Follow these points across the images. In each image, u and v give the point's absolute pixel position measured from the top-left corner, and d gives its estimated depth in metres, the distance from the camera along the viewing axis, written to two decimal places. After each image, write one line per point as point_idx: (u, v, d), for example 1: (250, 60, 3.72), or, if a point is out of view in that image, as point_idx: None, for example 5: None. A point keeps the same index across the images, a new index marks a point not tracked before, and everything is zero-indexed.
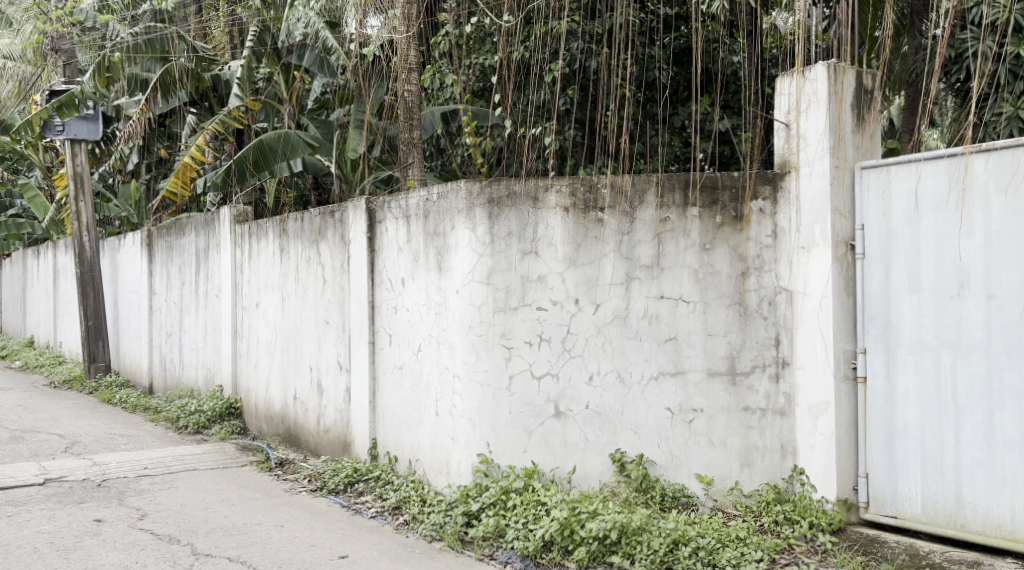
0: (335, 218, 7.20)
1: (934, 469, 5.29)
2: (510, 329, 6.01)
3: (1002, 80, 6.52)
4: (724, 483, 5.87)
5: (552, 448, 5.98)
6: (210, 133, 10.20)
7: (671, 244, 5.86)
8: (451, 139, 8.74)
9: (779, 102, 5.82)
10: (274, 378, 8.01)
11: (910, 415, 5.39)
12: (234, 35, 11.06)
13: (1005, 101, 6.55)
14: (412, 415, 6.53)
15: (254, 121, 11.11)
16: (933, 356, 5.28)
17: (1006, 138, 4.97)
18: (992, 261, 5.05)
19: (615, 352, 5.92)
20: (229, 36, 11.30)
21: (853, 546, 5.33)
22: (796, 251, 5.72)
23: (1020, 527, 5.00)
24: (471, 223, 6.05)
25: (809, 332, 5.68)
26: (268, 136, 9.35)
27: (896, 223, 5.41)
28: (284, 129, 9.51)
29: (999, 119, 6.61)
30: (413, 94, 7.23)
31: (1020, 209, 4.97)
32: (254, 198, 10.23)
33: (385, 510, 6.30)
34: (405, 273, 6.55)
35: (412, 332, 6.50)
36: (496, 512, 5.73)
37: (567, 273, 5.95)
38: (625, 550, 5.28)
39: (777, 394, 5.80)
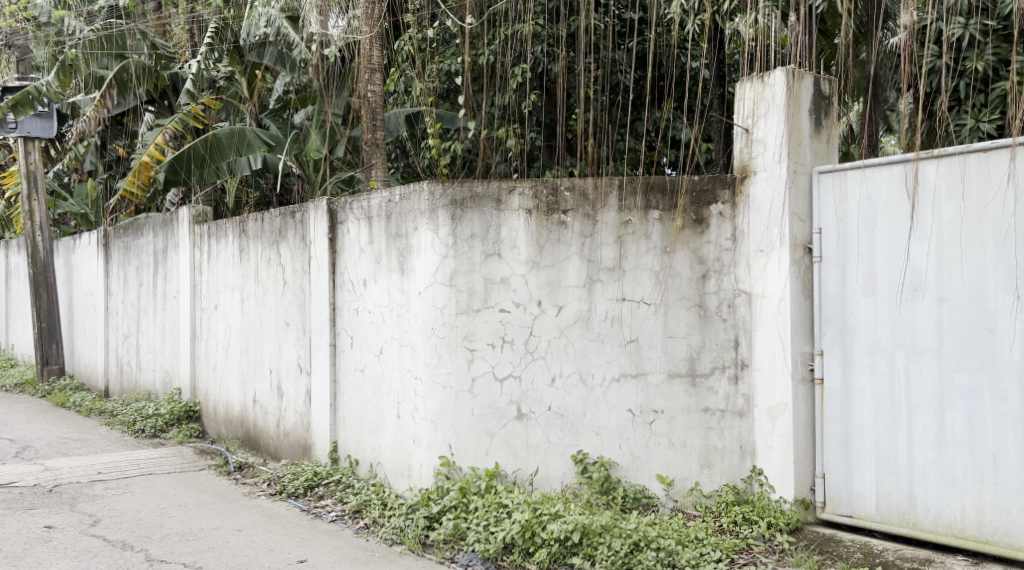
0: (296, 219, 7.15)
1: (888, 469, 5.40)
2: (473, 330, 6.01)
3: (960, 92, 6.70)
4: (684, 483, 5.93)
5: (514, 450, 6.00)
6: (170, 132, 10.08)
7: (633, 247, 5.93)
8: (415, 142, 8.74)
9: (738, 107, 5.90)
10: (233, 380, 7.94)
11: (866, 416, 5.49)
12: (194, 32, 10.94)
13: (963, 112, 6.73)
14: (373, 418, 6.50)
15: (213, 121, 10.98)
16: (887, 358, 5.39)
17: (956, 145, 5.11)
18: (943, 265, 5.18)
19: (577, 354, 5.96)
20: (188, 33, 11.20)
21: (810, 546, 5.41)
22: (754, 254, 5.81)
23: (969, 525, 5.13)
24: (433, 224, 6.04)
25: (767, 334, 5.75)
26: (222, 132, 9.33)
27: (852, 227, 5.52)
28: (241, 127, 9.50)
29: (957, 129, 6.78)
30: (377, 95, 7.19)
31: (970, 214, 5.11)
32: (214, 199, 10.13)
33: (345, 514, 6.26)
34: (367, 274, 6.53)
35: (373, 333, 6.48)
36: (457, 515, 5.73)
37: (530, 275, 5.98)
38: (586, 551, 5.30)
39: (737, 394, 5.88)
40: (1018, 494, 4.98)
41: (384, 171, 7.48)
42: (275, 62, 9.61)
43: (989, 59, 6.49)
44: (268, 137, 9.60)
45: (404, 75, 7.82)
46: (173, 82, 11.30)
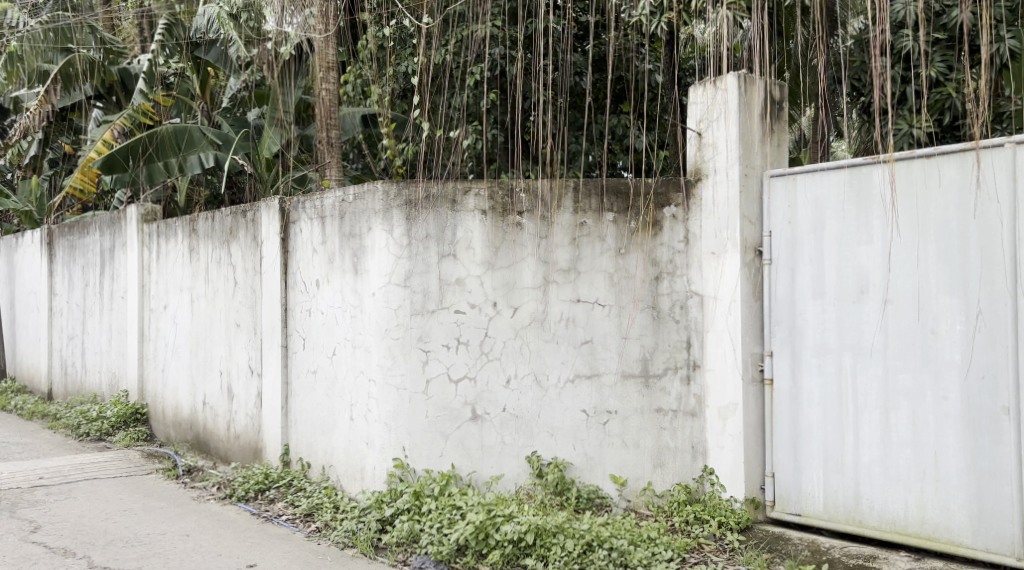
0: (247, 218, 7.08)
1: (835, 468, 5.51)
2: (427, 332, 6.00)
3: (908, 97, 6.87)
4: (637, 483, 5.99)
5: (468, 452, 6.00)
6: (119, 128, 9.84)
7: (588, 248, 5.98)
8: (371, 143, 8.70)
9: (691, 110, 5.99)
10: (182, 381, 7.82)
11: (814, 416, 5.60)
12: (145, 27, 10.80)
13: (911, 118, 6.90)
14: (325, 420, 6.45)
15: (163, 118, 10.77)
16: (835, 358, 5.51)
17: (903, 150, 5.23)
18: (888, 268, 5.31)
19: (532, 355, 5.99)
20: (138, 28, 11.04)
21: (760, 544, 5.50)
22: (706, 257, 5.90)
23: (913, 522, 5.25)
24: (388, 224, 6.03)
25: (719, 336, 5.84)
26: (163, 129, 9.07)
27: (801, 230, 5.63)
28: (187, 125, 9.23)
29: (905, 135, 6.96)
30: (332, 94, 7.12)
31: (914, 217, 5.23)
32: (162, 198, 9.98)
33: (296, 517, 6.20)
34: (319, 274, 6.48)
35: (326, 334, 6.43)
36: (411, 517, 5.70)
37: (485, 275, 5.99)
38: (539, 552, 5.32)
39: (689, 395, 5.96)
40: (958, 490, 5.10)
41: (339, 171, 7.42)
42: (219, 61, 9.63)
43: (937, 66, 6.67)
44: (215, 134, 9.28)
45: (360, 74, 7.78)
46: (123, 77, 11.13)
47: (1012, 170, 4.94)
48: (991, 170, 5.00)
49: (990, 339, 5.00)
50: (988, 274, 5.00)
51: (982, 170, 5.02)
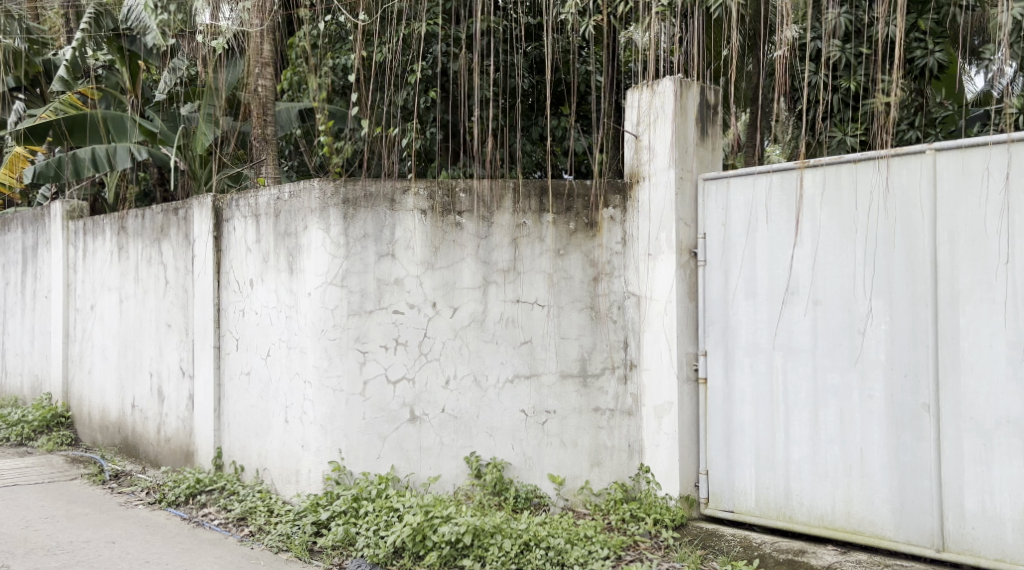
0: (178, 216, 6.94)
1: (767, 465, 5.65)
2: (365, 333, 5.96)
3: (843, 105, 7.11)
4: (574, 483, 6.06)
5: (406, 453, 5.98)
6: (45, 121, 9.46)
7: (528, 250, 6.03)
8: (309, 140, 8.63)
9: (629, 114, 6.08)
10: (109, 384, 7.62)
11: (746, 414, 5.73)
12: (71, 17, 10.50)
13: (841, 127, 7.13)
14: (259, 423, 6.35)
15: None
16: (766, 358, 5.65)
17: (833, 155, 5.38)
18: (817, 270, 5.46)
19: (472, 356, 6.01)
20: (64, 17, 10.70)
21: (693, 541, 5.59)
22: (643, 258, 5.99)
23: (839, 517, 5.40)
24: (324, 224, 5.97)
25: (655, 336, 5.93)
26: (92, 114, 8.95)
27: (735, 232, 5.76)
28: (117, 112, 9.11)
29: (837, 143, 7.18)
30: (268, 90, 7.08)
31: (841, 221, 5.39)
32: (89, 194, 9.76)
33: (228, 522, 6.09)
34: (253, 274, 6.38)
35: (261, 335, 6.33)
36: (347, 520, 5.65)
37: (424, 276, 5.99)
38: (476, 553, 5.31)
39: (626, 394, 6.05)
40: (882, 485, 5.26)
41: (275, 168, 7.25)
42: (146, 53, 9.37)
43: (866, 75, 6.90)
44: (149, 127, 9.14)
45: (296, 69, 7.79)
46: (47, 68, 10.80)
47: (932, 175, 5.10)
48: (913, 176, 5.16)
49: (911, 340, 5.16)
50: (910, 277, 5.16)
51: (905, 175, 5.18)
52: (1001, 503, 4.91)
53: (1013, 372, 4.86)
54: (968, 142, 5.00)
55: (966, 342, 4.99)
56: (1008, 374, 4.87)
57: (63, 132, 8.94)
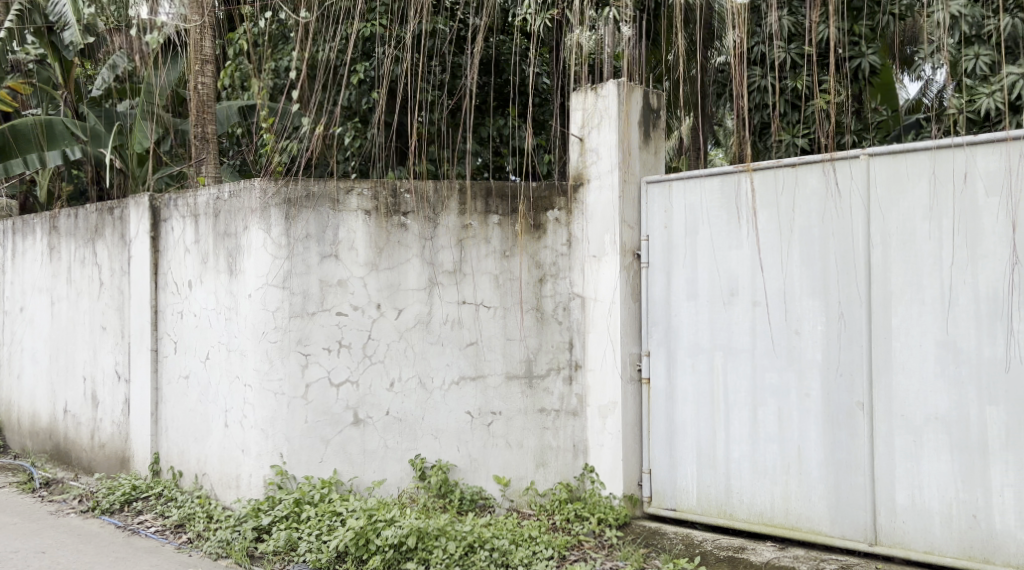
0: (114, 216, 6.78)
1: (708, 463, 5.74)
2: (307, 335, 5.88)
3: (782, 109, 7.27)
4: (520, 483, 6.07)
5: (350, 457, 5.92)
6: None
7: (473, 251, 6.03)
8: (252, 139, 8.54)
9: (574, 116, 6.12)
10: (40, 388, 7.44)
11: (687, 413, 5.81)
12: None
13: (781, 130, 7.31)
14: (198, 427, 6.23)
15: (24, 105, 10.11)
16: (707, 358, 5.73)
17: (772, 159, 5.49)
18: (757, 271, 5.57)
19: (417, 358, 5.98)
20: None
21: (637, 540, 5.65)
22: (588, 259, 6.04)
23: (778, 514, 5.51)
24: (265, 224, 5.90)
25: (599, 337, 5.99)
26: (26, 119, 8.52)
27: (677, 234, 5.83)
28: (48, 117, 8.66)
29: (777, 147, 7.36)
30: (209, 86, 6.85)
31: (779, 224, 5.50)
32: (19, 192, 9.53)
33: (165, 529, 5.95)
34: (192, 276, 6.27)
35: (200, 338, 6.22)
36: (289, 525, 5.57)
37: (369, 277, 5.94)
38: (420, 556, 5.27)
39: (571, 395, 6.09)
40: (819, 482, 5.38)
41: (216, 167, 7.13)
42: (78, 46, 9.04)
43: (803, 78, 7.09)
44: (79, 127, 8.77)
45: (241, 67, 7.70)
46: None
47: (866, 179, 5.23)
48: (847, 180, 5.29)
49: (846, 339, 5.29)
50: (846, 278, 5.29)
51: (840, 179, 5.31)
52: (929, 497, 5.05)
53: (941, 370, 5.01)
54: (900, 148, 5.15)
55: (898, 342, 5.13)
56: (937, 372, 5.02)
57: (7, 143, 8.49)
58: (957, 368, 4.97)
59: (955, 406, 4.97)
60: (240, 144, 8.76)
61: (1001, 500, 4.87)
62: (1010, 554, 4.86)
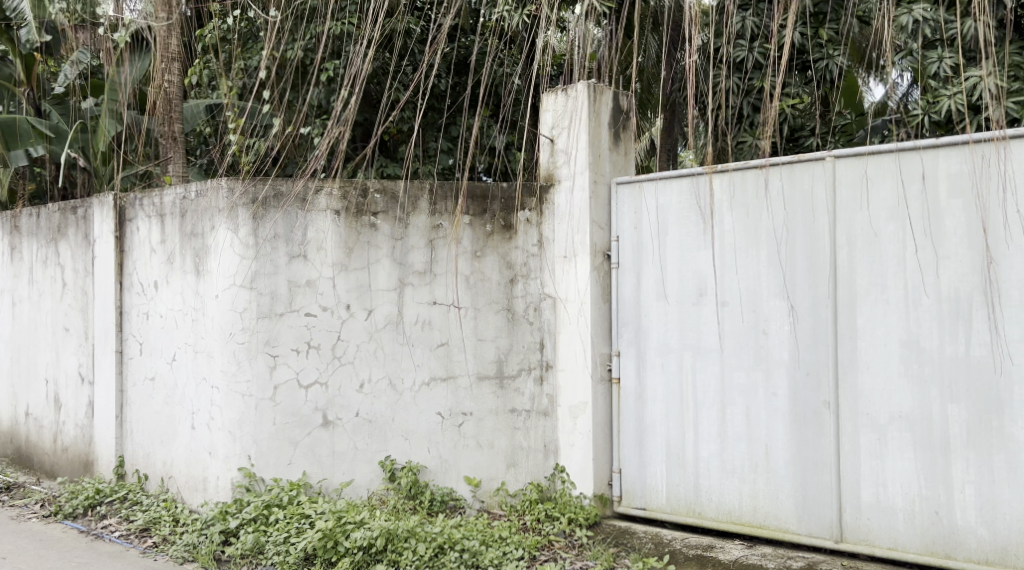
0: (77, 215, 6.75)
1: (677, 462, 5.76)
2: (275, 336, 5.83)
3: (747, 111, 7.35)
4: (490, 484, 6.07)
5: (319, 459, 5.87)
6: None
7: (443, 251, 6.01)
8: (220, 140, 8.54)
9: (544, 117, 6.13)
10: (4, 391, 7.50)
11: (656, 413, 5.83)
12: None
13: (746, 129, 7.39)
14: (164, 430, 6.19)
15: None
16: (676, 357, 5.75)
17: (739, 160, 5.52)
18: (725, 272, 5.59)
19: (387, 359, 5.95)
20: None
21: (606, 539, 5.67)
22: (558, 260, 6.05)
23: (746, 512, 5.53)
24: (232, 224, 5.85)
25: (570, 337, 6.00)
26: None
27: (646, 234, 5.86)
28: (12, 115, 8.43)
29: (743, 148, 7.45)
30: (175, 85, 6.82)
31: (747, 225, 5.53)
32: None
33: (130, 533, 5.86)
34: (158, 276, 6.22)
35: (166, 339, 6.17)
36: (256, 528, 5.51)
37: (338, 277, 5.90)
38: (390, 557, 5.24)
39: (541, 395, 6.10)
40: (786, 480, 5.40)
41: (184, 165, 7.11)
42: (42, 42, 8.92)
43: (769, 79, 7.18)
44: (43, 126, 8.59)
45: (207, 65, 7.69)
46: None
47: (832, 181, 5.26)
48: (814, 182, 5.32)
49: (812, 340, 5.31)
50: (812, 278, 5.32)
51: (807, 181, 5.34)
52: (893, 494, 5.08)
53: (905, 369, 5.04)
54: (865, 150, 5.18)
55: (863, 342, 5.16)
56: (901, 371, 5.05)
57: None
58: (921, 368, 5.00)
59: (918, 405, 5.01)
60: (207, 144, 8.70)
61: (962, 497, 4.90)
62: (971, 550, 4.89)
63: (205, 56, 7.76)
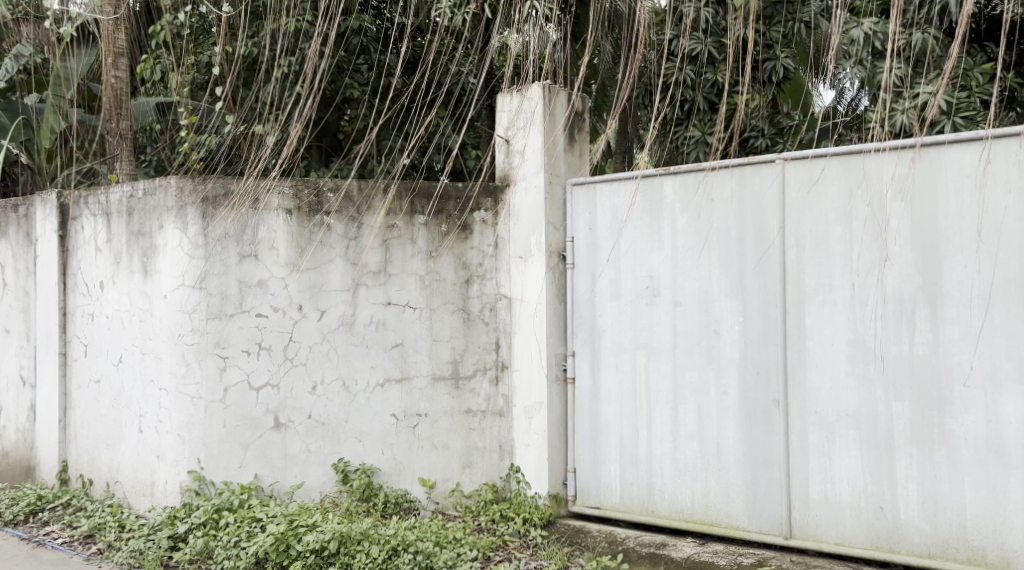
0: (18, 214, 6.65)
1: (631, 461, 5.78)
2: (225, 337, 5.73)
3: (697, 111, 7.47)
4: (445, 485, 6.04)
5: (270, 462, 5.78)
6: None
7: (398, 251, 5.96)
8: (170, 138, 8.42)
9: (499, 118, 6.14)
10: None
11: (610, 413, 5.85)
12: None
13: (695, 127, 7.47)
14: (110, 434, 6.09)
15: None
16: (630, 357, 5.77)
17: (690, 162, 5.54)
18: (677, 272, 5.62)
19: (340, 360, 5.87)
20: None
21: (560, 538, 5.67)
22: (513, 260, 6.07)
23: (698, 510, 5.56)
24: (181, 223, 5.76)
25: (525, 337, 6.01)
26: None
27: (601, 235, 5.87)
28: None
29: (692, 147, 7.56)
30: (123, 80, 6.67)
31: (698, 226, 5.55)
32: None
33: (74, 540, 5.70)
34: (103, 276, 6.12)
35: (112, 341, 6.06)
36: (206, 532, 5.40)
37: (290, 277, 5.80)
38: (343, 560, 5.18)
39: (497, 395, 6.10)
40: (737, 478, 5.43)
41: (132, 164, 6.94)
42: None
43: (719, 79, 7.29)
44: None
45: (157, 61, 7.61)
46: None
47: (782, 184, 5.31)
48: (763, 184, 5.36)
49: (762, 339, 5.35)
50: (762, 278, 5.36)
51: (756, 183, 5.38)
52: (841, 490, 5.13)
53: (852, 368, 5.10)
54: (812, 153, 5.23)
55: (811, 342, 5.21)
56: (847, 369, 5.11)
57: None
58: (867, 367, 5.06)
59: (865, 403, 5.07)
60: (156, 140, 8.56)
61: (905, 492, 4.96)
62: (913, 544, 4.95)
63: (155, 52, 7.67)
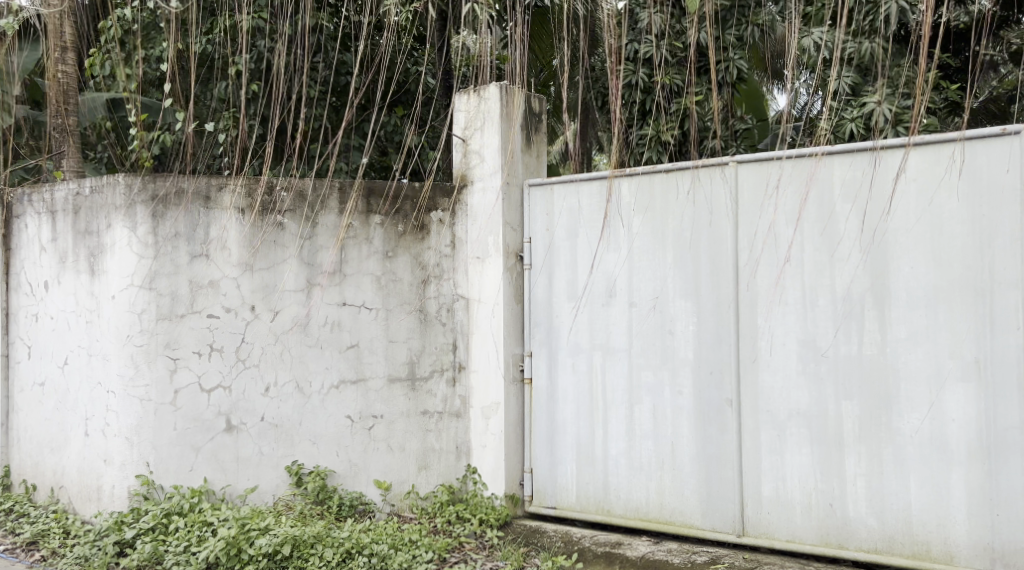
0: None
1: (586, 461, 5.77)
2: (175, 338, 5.62)
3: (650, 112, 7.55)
4: (401, 487, 5.98)
5: (222, 465, 5.67)
6: None
7: (353, 251, 5.88)
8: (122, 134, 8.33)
9: (456, 117, 6.09)
10: None
11: (567, 413, 5.84)
12: None
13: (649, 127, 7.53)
14: (54, 438, 5.99)
15: None
16: (586, 358, 5.77)
17: (646, 164, 5.55)
18: (632, 272, 5.62)
19: (294, 361, 5.78)
20: None
21: (516, 539, 5.65)
22: (471, 260, 6.02)
23: (653, 508, 5.57)
24: (130, 222, 5.61)
25: (483, 338, 5.97)
26: None
27: (558, 235, 5.86)
28: None
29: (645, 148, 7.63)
30: (71, 75, 6.60)
31: (654, 227, 5.56)
32: None
33: (16, 547, 5.52)
34: (48, 276, 6.03)
35: (56, 342, 5.97)
36: (155, 538, 5.27)
37: (243, 277, 5.71)
38: (296, 564, 5.09)
39: (454, 396, 6.05)
40: (690, 477, 5.45)
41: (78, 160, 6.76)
42: None
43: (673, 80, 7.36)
44: None
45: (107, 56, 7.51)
46: None
47: (736, 186, 5.33)
48: (717, 186, 5.39)
49: (715, 339, 5.37)
50: (715, 279, 5.38)
51: (711, 185, 5.40)
52: (792, 488, 5.17)
53: (803, 368, 5.14)
54: (765, 156, 5.27)
55: (764, 342, 5.24)
56: (799, 369, 5.15)
57: None
58: (817, 366, 5.11)
59: (815, 402, 5.11)
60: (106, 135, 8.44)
61: (854, 490, 5.02)
62: (861, 540, 5.00)
63: (104, 47, 7.57)
